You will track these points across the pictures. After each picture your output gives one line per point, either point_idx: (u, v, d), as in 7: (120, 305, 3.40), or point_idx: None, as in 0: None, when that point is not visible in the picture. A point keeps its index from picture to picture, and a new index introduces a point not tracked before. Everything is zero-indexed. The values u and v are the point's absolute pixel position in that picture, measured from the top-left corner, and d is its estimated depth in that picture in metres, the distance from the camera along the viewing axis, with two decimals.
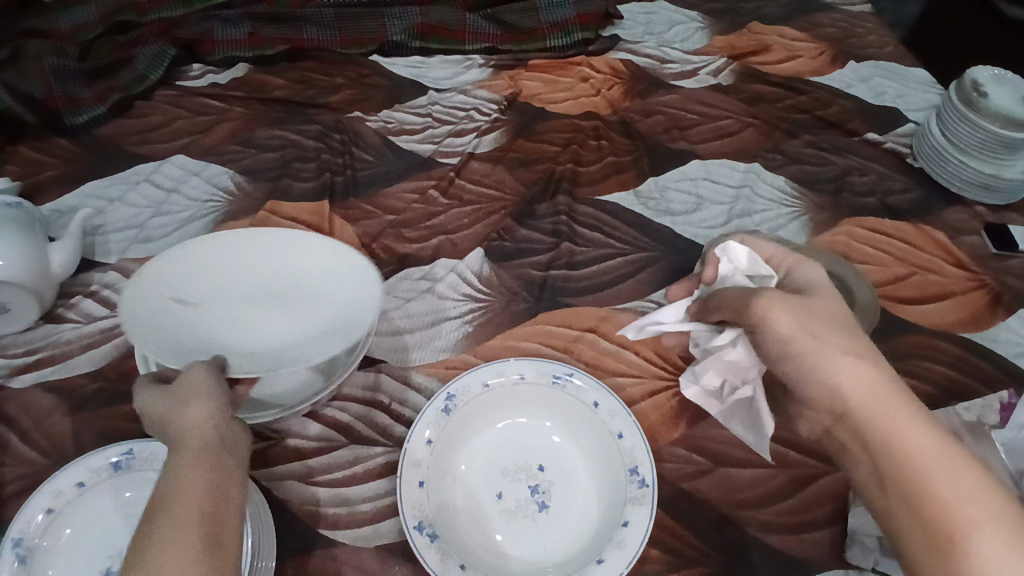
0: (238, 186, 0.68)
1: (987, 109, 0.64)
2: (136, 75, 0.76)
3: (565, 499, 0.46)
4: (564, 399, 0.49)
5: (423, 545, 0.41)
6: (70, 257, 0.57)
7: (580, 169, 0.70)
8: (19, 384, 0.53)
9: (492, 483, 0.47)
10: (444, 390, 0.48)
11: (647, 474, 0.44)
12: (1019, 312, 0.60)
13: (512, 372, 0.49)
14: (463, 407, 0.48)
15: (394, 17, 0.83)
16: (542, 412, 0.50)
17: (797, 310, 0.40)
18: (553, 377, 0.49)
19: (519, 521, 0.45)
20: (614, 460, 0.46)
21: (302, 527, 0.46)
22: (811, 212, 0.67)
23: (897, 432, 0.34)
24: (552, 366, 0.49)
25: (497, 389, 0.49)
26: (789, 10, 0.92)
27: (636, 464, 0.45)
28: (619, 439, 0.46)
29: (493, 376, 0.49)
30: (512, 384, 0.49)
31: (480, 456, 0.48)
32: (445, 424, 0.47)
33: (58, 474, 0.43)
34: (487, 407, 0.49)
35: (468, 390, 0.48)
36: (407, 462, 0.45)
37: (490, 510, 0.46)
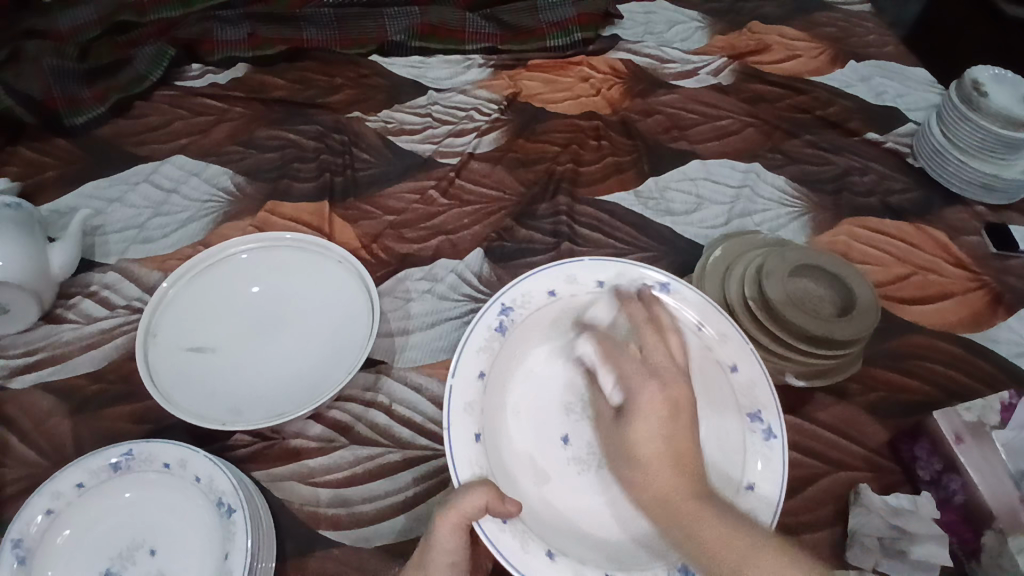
0: (238, 187, 0.67)
1: (987, 109, 0.63)
2: (136, 75, 0.76)
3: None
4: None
5: (495, 531, 0.37)
6: (70, 257, 0.57)
7: (580, 169, 0.70)
8: (19, 384, 0.53)
9: (553, 417, 0.44)
10: (498, 302, 0.46)
11: (773, 425, 0.42)
12: (1020, 311, 0.60)
13: (586, 281, 0.49)
14: (518, 322, 0.46)
15: (394, 17, 0.83)
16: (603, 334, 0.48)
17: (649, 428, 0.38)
18: (648, 286, 0.48)
19: (598, 464, 0.43)
20: (719, 387, 0.44)
21: (303, 528, 0.46)
22: (812, 212, 0.67)
23: (711, 540, 0.34)
24: (645, 274, 0.49)
25: (567, 299, 0.48)
26: (789, 9, 0.92)
27: (758, 407, 0.43)
28: (730, 368, 0.45)
29: (563, 283, 0.48)
30: (589, 293, 0.48)
31: (532, 390, 0.45)
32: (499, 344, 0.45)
33: (58, 475, 0.43)
34: (549, 319, 0.48)
35: (531, 299, 0.47)
36: (456, 406, 0.41)
37: (559, 459, 0.43)
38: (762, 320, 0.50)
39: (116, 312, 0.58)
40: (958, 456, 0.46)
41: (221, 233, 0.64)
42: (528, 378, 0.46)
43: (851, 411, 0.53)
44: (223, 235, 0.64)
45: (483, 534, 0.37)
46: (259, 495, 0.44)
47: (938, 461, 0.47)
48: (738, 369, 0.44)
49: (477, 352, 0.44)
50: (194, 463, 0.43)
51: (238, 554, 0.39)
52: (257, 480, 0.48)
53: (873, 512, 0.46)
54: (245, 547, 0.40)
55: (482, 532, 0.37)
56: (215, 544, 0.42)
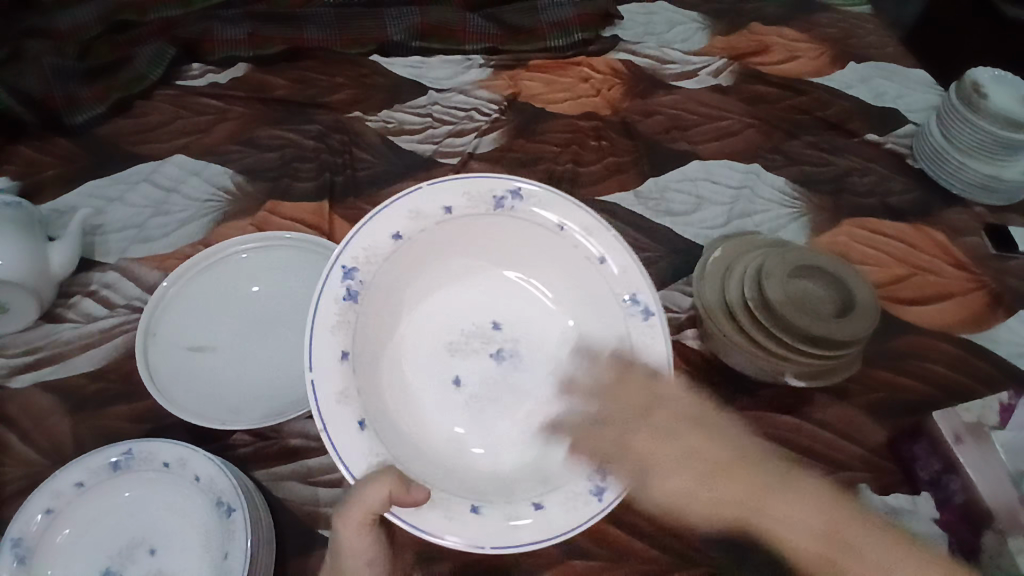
0: (238, 186, 0.67)
1: (987, 110, 0.64)
2: (136, 74, 0.76)
3: (529, 358, 0.48)
4: (517, 220, 0.47)
5: (405, 516, 0.36)
6: (70, 256, 0.57)
7: (580, 170, 0.70)
8: (19, 384, 0.53)
9: (437, 358, 0.47)
10: (338, 265, 0.42)
11: (651, 304, 0.44)
12: (1019, 312, 0.60)
13: (429, 213, 0.45)
14: (365, 284, 0.42)
15: (394, 17, 0.84)
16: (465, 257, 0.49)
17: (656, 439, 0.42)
18: (495, 199, 0.47)
19: (491, 397, 0.46)
20: (587, 275, 0.47)
21: (303, 527, 0.46)
22: (812, 213, 0.67)
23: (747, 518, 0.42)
24: (491, 186, 0.46)
25: (412, 238, 0.45)
26: (790, 10, 0.92)
27: (635, 290, 0.45)
28: (602, 262, 0.46)
29: (406, 223, 0.45)
30: (436, 222, 0.46)
31: (417, 338, 0.47)
32: (357, 314, 0.41)
33: (57, 474, 0.43)
34: (400, 262, 0.45)
35: (374, 252, 0.43)
36: (329, 400, 0.38)
37: (450, 394, 0.46)
38: (762, 321, 0.50)
39: (116, 311, 0.58)
40: (958, 457, 0.47)
41: (221, 233, 0.64)
42: (412, 333, 0.47)
43: (851, 411, 0.53)
44: (223, 234, 0.64)
45: (398, 522, 0.36)
46: (259, 494, 0.44)
47: (937, 461, 0.48)
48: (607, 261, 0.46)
49: (330, 331, 0.40)
50: (194, 462, 0.43)
51: (238, 554, 0.39)
52: (257, 480, 0.48)
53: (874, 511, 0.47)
54: (245, 547, 0.40)
55: (396, 522, 0.36)
56: (215, 543, 0.42)
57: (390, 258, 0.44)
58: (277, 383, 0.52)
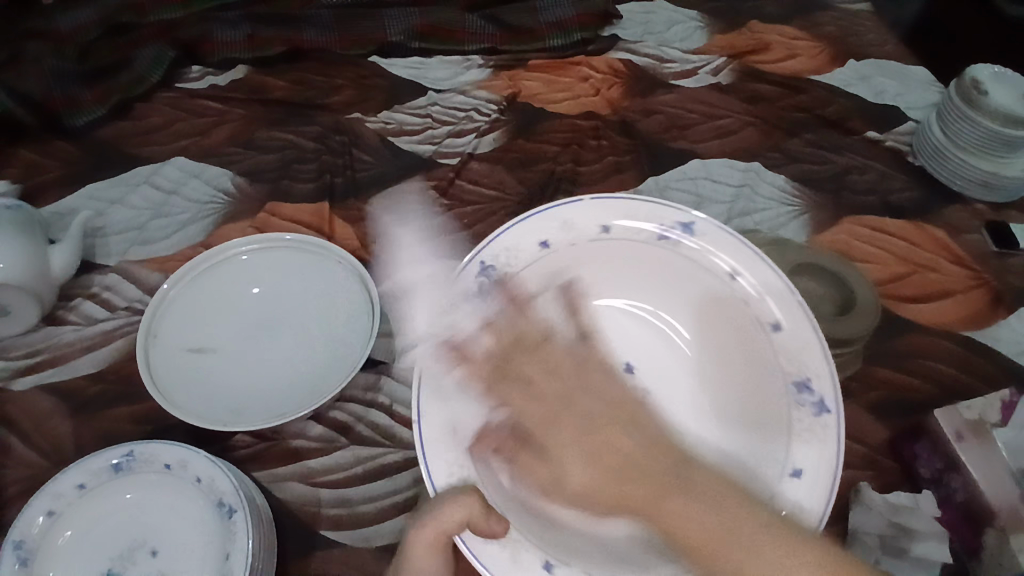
0: (238, 188, 0.68)
1: (986, 106, 0.64)
2: (136, 77, 0.76)
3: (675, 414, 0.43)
4: (679, 253, 0.46)
5: (478, 546, 0.36)
6: (71, 259, 0.57)
7: (580, 169, 0.70)
8: (21, 386, 0.53)
9: (578, 376, 0.45)
10: (476, 259, 0.46)
11: (825, 398, 0.40)
12: (1020, 310, 0.60)
13: (582, 227, 0.47)
14: (504, 279, 0.45)
15: (393, 18, 0.84)
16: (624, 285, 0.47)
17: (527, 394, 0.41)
18: (663, 229, 0.46)
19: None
20: (749, 333, 0.43)
21: (304, 528, 0.46)
22: (812, 211, 0.67)
23: (671, 516, 0.37)
24: (667, 215, 0.46)
25: (559, 246, 0.46)
26: (789, 9, 0.92)
27: (805, 373, 0.41)
28: (759, 304, 0.43)
29: (557, 232, 0.47)
30: (590, 238, 0.47)
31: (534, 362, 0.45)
32: (485, 311, 0.44)
33: (58, 476, 0.43)
34: (547, 272, 0.46)
35: (519, 255, 0.46)
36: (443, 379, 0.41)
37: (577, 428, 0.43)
38: None
39: (117, 313, 0.58)
40: (958, 454, 0.46)
41: (222, 235, 0.64)
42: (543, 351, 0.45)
43: (852, 410, 0.53)
44: (224, 236, 0.64)
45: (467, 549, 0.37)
46: (260, 495, 0.44)
47: (938, 459, 0.47)
48: (739, 278, 0.45)
49: (463, 320, 0.44)
50: (195, 463, 0.43)
51: (239, 554, 0.39)
52: (258, 481, 0.48)
53: (873, 511, 0.47)
54: (245, 547, 0.40)
55: (465, 548, 0.36)
56: (215, 545, 0.42)
57: (520, 267, 0.46)
58: (279, 385, 0.52)
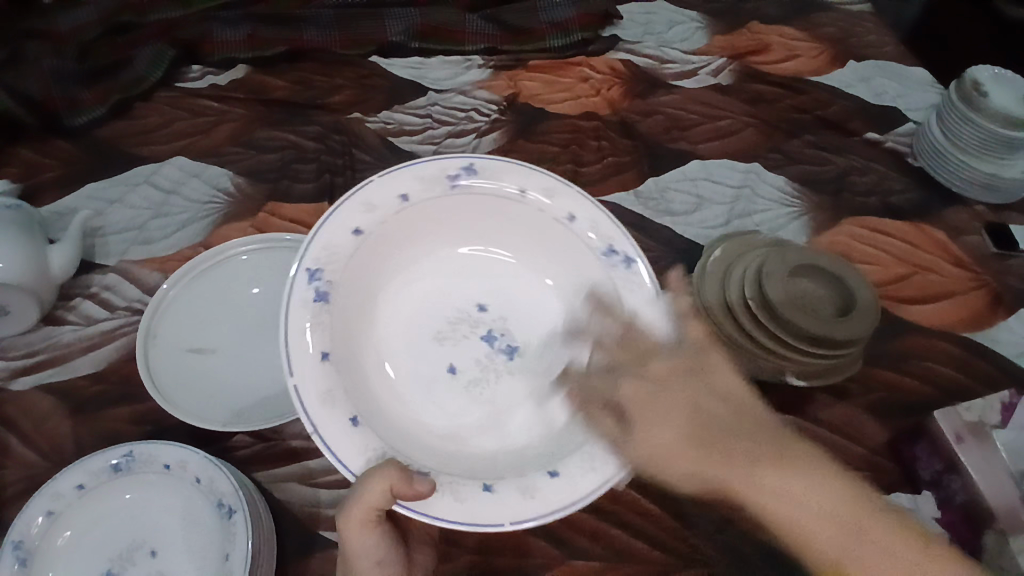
0: (237, 187, 0.67)
1: (987, 108, 0.64)
2: (136, 77, 0.76)
3: (522, 327, 0.46)
4: (469, 195, 0.45)
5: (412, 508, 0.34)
6: (71, 259, 0.57)
7: (580, 170, 0.70)
8: (20, 386, 0.53)
9: (442, 328, 0.45)
10: (301, 267, 0.39)
11: (630, 252, 0.43)
12: (1020, 312, 0.60)
13: (382, 202, 0.43)
14: (334, 281, 0.40)
15: (394, 18, 0.84)
16: (418, 244, 0.46)
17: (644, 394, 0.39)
18: (452, 176, 0.44)
19: (490, 378, 0.44)
20: (558, 234, 0.45)
21: (303, 529, 0.46)
22: (812, 212, 0.67)
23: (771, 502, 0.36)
24: (449, 162, 0.45)
25: (372, 231, 0.42)
26: (789, 10, 0.92)
27: (610, 243, 0.44)
28: (569, 219, 0.45)
29: (360, 215, 0.42)
30: (392, 212, 0.43)
31: (402, 310, 0.45)
32: (327, 313, 0.38)
33: (58, 476, 0.43)
34: (359, 256, 0.42)
35: (335, 249, 0.40)
36: (314, 408, 0.35)
37: (445, 382, 0.43)
38: (764, 321, 0.49)
39: (117, 313, 0.58)
40: (958, 456, 0.46)
41: (221, 235, 0.64)
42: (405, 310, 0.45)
43: (851, 412, 0.53)
44: (223, 236, 0.64)
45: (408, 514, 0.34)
46: (259, 496, 0.44)
47: (938, 460, 0.48)
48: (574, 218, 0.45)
49: (306, 332, 0.37)
50: (194, 464, 0.43)
51: (238, 555, 0.39)
52: (257, 482, 0.48)
53: None
54: (245, 548, 0.40)
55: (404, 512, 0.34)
56: (215, 545, 0.42)
57: (321, 265, 0.40)
58: (278, 385, 0.52)
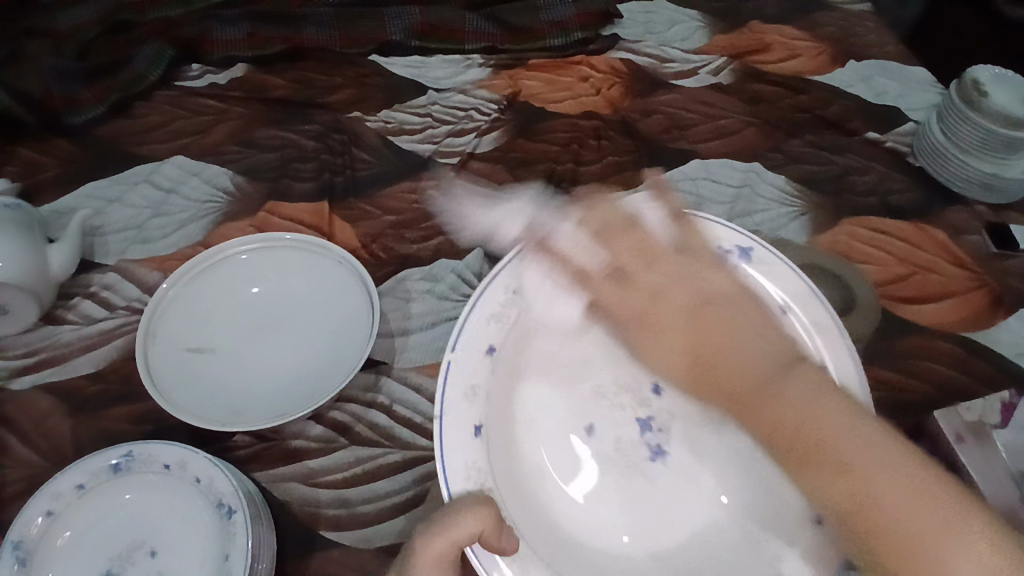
0: (237, 186, 0.67)
1: (988, 109, 0.64)
2: (135, 76, 0.75)
3: (684, 436, 0.46)
4: (743, 272, 0.47)
5: (487, 558, 0.36)
6: (70, 258, 0.57)
7: (581, 169, 0.70)
8: (19, 385, 0.53)
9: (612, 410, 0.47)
10: (490, 287, 0.45)
11: (741, 246, 0.47)
12: (1020, 311, 0.60)
13: (612, 233, 0.46)
14: (522, 298, 0.46)
15: (393, 17, 0.83)
16: (712, 300, 0.48)
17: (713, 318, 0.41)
18: (735, 248, 0.47)
19: (625, 461, 0.45)
20: (733, 271, 0.47)
21: (304, 528, 0.46)
22: (812, 212, 0.67)
23: (846, 448, 0.34)
24: (727, 238, 0.48)
25: (579, 266, 0.46)
26: (789, 9, 0.92)
27: (746, 252, 0.47)
28: (746, 277, 0.46)
29: (581, 250, 0.46)
30: (574, 242, 0.47)
31: (591, 390, 0.47)
32: (512, 318, 0.45)
33: (58, 477, 0.43)
34: (557, 294, 0.46)
35: (548, 268, 0.46)
36: (451, 389, 0.42)
37: (573, 441, 0.45)
38: None
39: (116, 312, 0.57)
40: (958, 455, 0.46)
41: (221, 234, 0.64)
42: (570, 385, 0.47)
43: None
44: (223, 235, 0.64)
45: (475, 561, 0.37)
46: (259, 496, 0.44)
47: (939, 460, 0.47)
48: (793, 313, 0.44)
49: (488, 319, 0.44)
50: (194, 464, 0.43)
51: (238, 555, 0.39)
52: (258, 481, 0.48)
53: None
54: (245, 547, 0.40)
55: (476, 559, 0.36)
56: (215, 545, 0.42)
57: (512, 286, 0.46)
58: (278, 385, 0.52)
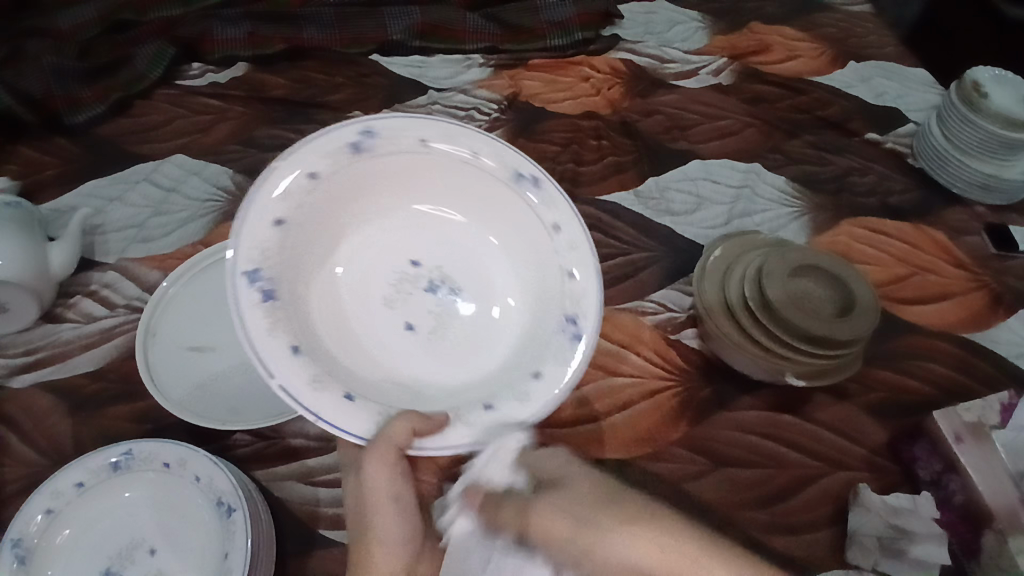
0: (238, 186, 0.67)
1: (987, 109, 0.64)
2: (136, 75, 0.75)
3: (472, 275, 0.46)
4: (380, 160, 0.42)
5: (431, 443, 0.36)
6: (70, 257, 0.57)
7: (581, 169, 0.70)
8: (19, 384, 0.53)
9: (400, 277, 0.45)
10: (240, 275, 0.36)
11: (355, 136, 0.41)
12: (1019, 312, 0.60)
13: (297, 186, 0.39)
14: (276, 275, 0.38)
15: (393, 16, 0.84)
16: (380, 201, 0.45)
17: (558, 509, 0.39)
18: (354, 144, 0.41)
19: (448, 321, 0.44)
20: (371, 169, 0.43)
21: (304, 527, 0.46)
22: (812, 213, 0.67)
23: None
24: (340, 134, 0.41)
25: (295, 220, 0.39)
26: (789, 10, 0.92)
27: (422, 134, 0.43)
28: (422, 146, 0.43)
29: (279, 205, 0.39)
30: (309, 195, 0.40)
31: (363, 266, 0.44)
32: (278, 306, 0.37)
33: (58, 473, 0.43)
34: (297, 246, 0.40)
35: (268, 246, 0.38)
36: (305, 395, 0.35)
37: (401, 342, 0.43)
38: (763, 320, 0.49)
39: (116, 311, 0.57)
40: (958, 457, 0.47)
41: (221, 233, 0.64)
42: (364, 276, 0.44)
43: (850, 411, 0.53)
44: (223, 235, 0.64)
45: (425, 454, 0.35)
46: (259, 494, 0.44)
47: (938, 461, 0.48)
48: (482, 155, 0.44)
49: (268, 334, 0.36)
50: (194, 462, 0.43)
51: (237, 553, 0.39)
52: (257, 480, 0.47)
53: (871, 513, 0.47)
54: (244, 546, 0.40)
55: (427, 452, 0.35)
56: (215, 544, 0.42)
57: (242, 271, 0.37)
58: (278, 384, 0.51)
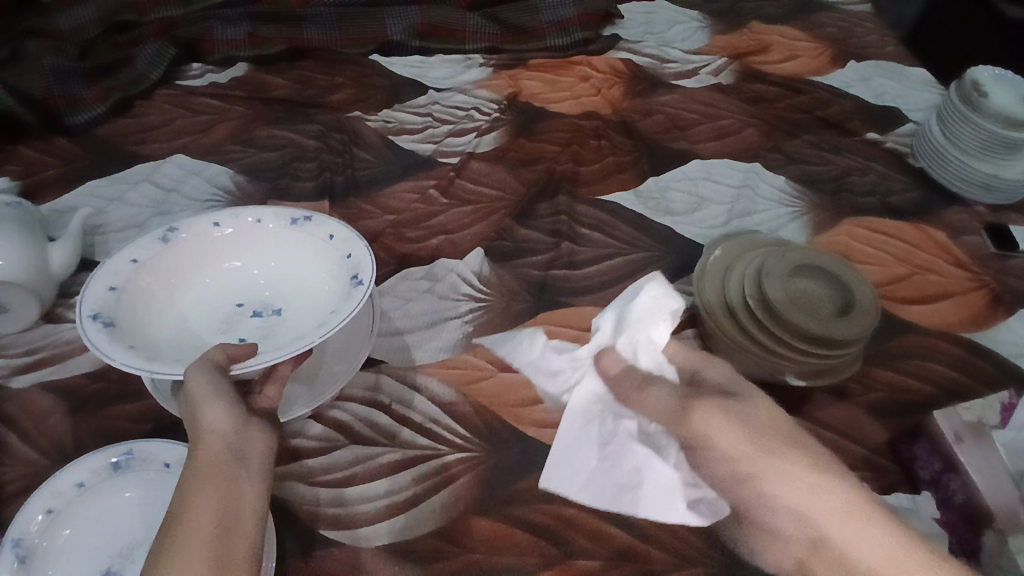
0: (238, 186, 0.67)
1: (987, 109, 0.64)
2: (136, 75, 0.76)
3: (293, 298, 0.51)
4: (186, 243, 0.51)
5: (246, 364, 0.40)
6: (71, 257, 0.57)
7: (580, 169, 0.70)
8: (19, 384, 0.53)
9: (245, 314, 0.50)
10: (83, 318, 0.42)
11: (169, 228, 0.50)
12: (1020, 311, 0.60)
13: (122, 266, 0.47)
14: (116, 321, 0.43)
15: (394, 18, 0.84)
16: (181, 274, 0.50)
17: (720, 410, 0.38)
18: (163, 234, 0.50)
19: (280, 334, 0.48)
20: (167, 256, 0.49)
21: (306, 529, 0.44)
22: (812, 212, 0.67)
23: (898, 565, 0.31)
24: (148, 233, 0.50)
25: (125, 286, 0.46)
26: (788, 11, 0.92)
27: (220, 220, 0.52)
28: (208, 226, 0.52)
29: (113, 277, 0.46)
30: (134, 274, 0.47)
31: (217, 318, 0.50)
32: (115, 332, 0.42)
33: (58, 474, 0.43)
34: (138, 304, 0.46)
35: (106, 302, 0.44)
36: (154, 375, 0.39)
37: None
38: (764, 321, 0.49)
39: None
40: (958, 456, 0.46)
41: None
42: (225, 321, 0.50)
43: (851, 411, 0.52)
44: None
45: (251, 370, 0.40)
46: None
47: (937, 460, 0.48)
48: (264, 220, 0.53)
49: (122, 347, 0.41)
50: None
51: None
52: None
53: None
54: None
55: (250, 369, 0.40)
56: None
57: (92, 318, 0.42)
58: None
